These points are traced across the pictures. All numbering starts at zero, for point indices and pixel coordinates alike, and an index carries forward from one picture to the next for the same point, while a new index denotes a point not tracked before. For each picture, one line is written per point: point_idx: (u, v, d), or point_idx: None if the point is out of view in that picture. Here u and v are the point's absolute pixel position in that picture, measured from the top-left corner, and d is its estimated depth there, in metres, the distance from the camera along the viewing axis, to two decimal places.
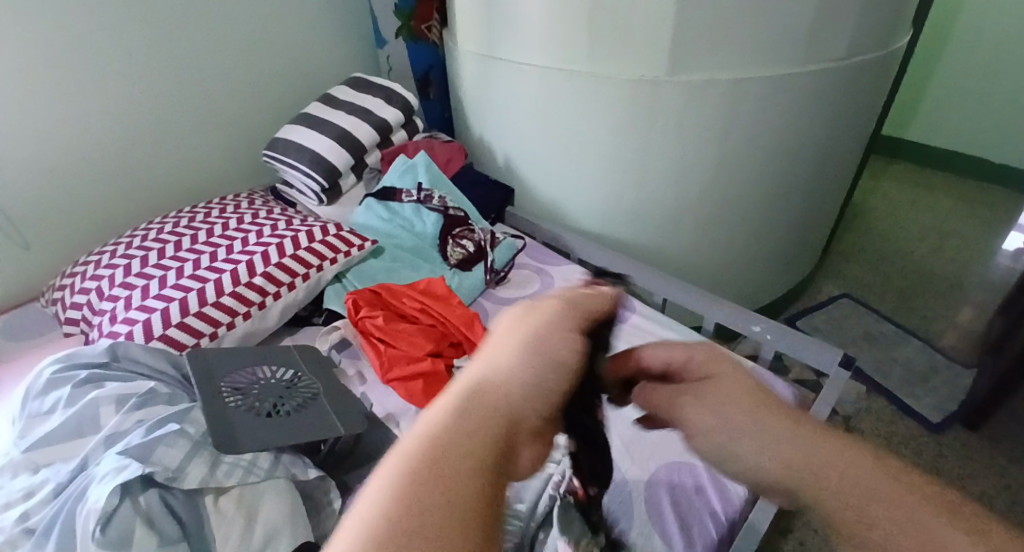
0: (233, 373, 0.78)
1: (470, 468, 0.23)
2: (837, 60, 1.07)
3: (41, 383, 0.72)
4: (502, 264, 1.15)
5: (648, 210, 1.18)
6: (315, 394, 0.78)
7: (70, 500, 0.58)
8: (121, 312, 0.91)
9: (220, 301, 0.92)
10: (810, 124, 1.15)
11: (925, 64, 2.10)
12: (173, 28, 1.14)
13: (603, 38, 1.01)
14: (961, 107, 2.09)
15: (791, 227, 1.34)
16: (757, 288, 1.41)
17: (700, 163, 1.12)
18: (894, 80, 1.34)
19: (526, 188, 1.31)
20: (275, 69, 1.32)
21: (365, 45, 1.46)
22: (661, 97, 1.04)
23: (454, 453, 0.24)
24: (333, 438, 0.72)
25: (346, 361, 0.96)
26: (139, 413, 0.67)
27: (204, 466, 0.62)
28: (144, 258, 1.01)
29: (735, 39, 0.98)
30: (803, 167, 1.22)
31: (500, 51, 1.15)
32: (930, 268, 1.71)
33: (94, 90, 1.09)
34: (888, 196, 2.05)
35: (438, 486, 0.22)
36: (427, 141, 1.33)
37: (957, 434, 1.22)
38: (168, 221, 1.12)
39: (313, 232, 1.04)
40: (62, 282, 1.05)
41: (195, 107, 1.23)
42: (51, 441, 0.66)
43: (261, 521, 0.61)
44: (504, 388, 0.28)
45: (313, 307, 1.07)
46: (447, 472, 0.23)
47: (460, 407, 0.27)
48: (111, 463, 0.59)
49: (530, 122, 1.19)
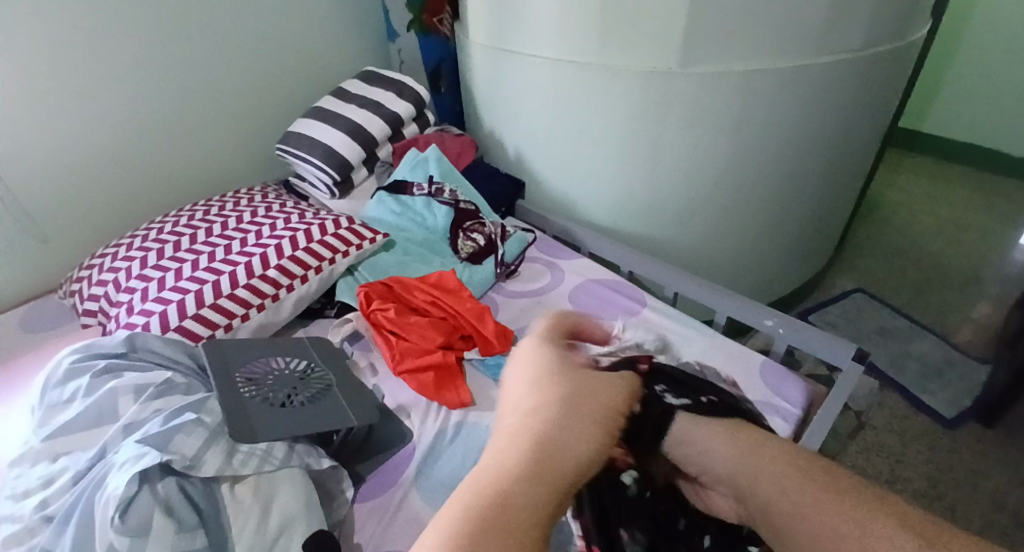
0: (248, 363, 0.79)
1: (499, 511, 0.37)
2: (854, 50, 1.06)
3: (61, 373, 0.74)
4: (512, 258, 1.15)
5: (660, 203, 1.18)
6: (328, 385, 0.79)
7: (90, 487, 0.59)
8: (138, 304, 0.92)
9: (234, 294, 0.93)
10: (826, 116, 1.13)
11: (944, 54, 2.05)
12: (187, 22, 1.15)
13: (616, 29, 1.00)
14: (980, 98, 2.05)
15: (805, 220, 1.32)
16: (769, 282, 1.40)
17: (713, 155, 1.11)
18: (911, 71, 1.32)
19: (537, 181, 1.30)
20: (287, 63, 1.33)
21: (376, 38, 1.46)
22: (674, 89, 1.03)
23: (510, 471, 0.29)
24: (347, 429, 0.73)
25: (358, 353, 0.96)
26: (156, 403, 0.68)
27: (220, 455, 0.63)
28: (159, 251, 1.03)
29: (750, 30, 0.96)
30: (818, 159, 1.21)
31: (511, 43, 1.15)
32: (947, 262, 1.69)
33: (111, 85, 1.10)
34: (904, 189, 2.01)
35: (505, 505, 0.27)
36: (438, 135, 1.33)
37: (973, 430, 1.21)
38: (183, 215, 1.14)
39: (325, 225, 1.05)
40: (80, 274, 1.07)
41: (208, 101, 1.24)
42: (71, 429, 0.67)
43: (276, 509, 0.63)
44: (568, 451, 0.31)
45: (325, 300, 1.08)
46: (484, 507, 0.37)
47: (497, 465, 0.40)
48: (130, 451, 0.60)
49: (541, 115, 1.19)
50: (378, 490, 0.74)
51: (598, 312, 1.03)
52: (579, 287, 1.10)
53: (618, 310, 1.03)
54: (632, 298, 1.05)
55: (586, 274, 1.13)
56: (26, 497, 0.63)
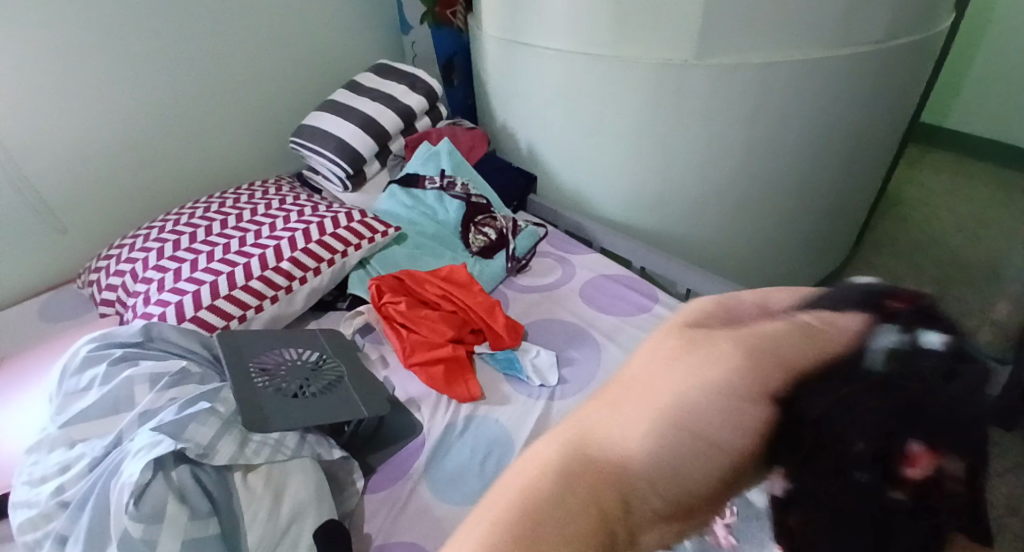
0: (261, 354, 0.80)
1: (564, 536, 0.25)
2: (875, 43, 1.04)
3: (79, 361, 0.75)
4: (523, 252, 1.15)
5: (674, 198, 1.17)
6: (339, 376, 0.80)
7: (107, 472, 0.60)
8: (154, 295, 0.93)
9: (249, 285, 0.94)
10: (844, 110, 1.11)
11: (967, 48, 2.00)
12: (203, 16, 1.16)
13: (631, 20, 0.99)
14: (1005, 92, 2.00)
15: (821, 216, 1.30)
16: (784, 279, 1.38)
17: (728, 150, 1.09)
18: (932, 65, 1.29)
19: (549, 175, 1.30)
20: (301, 56, 1.34)
21: (389, 31, 1.46)
22: (689, 82, 1.02)
23: (538, 518, 0.26)
24: (358, 420, 0.73)
25: (369, 346, 0.97)
26: (172, 392, 0.69)
27: (233, 443, 0.64)
28: (175, 242, 1.04)
29: (766, 22, 0.95)
30: (835, 154, 1.19)
31: (524, 36, 1.14)
32: (967, 260, 1.65)
33: (129, 79, 1.12)
34: (924, 186, 1.97)
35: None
36: (450, 128, 1.32)
37: None
38: (198, 207, 1.15)
39: (338, 218, 1.05)
40: (97, 265, 1.09)
41: (223, 93, 1.25)
42: (88, 416, 0.68)
43: (287, 498, 0.63)
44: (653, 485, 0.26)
45: (338, 292, 1.09)
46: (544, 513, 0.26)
47: (568, 476, 0.27)
48: (145, 438, 0.61)
49: (554, 108, 1.18)
50: (389, 481, 0.75)
51: (609, 308, 1.03)
52: (589, 282, 1.10)
53: (630, 305, 1.03)
54: (644, 293, 1.04)
55: (598, 270, 1.12)
56: (41, 482, 0.65)
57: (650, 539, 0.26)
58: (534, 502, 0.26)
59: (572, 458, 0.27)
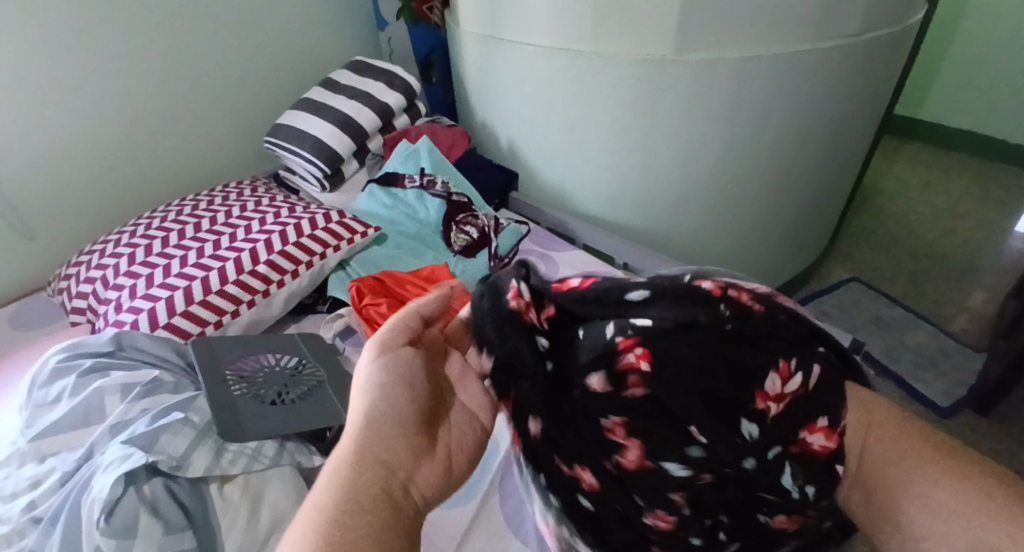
0: (238, 360, 0.78)
1: (366, 498, 0.37)
2: (852, 36, 1.04)
3: (47, 372, 0.73)
4: (506, 250, 1.14)
5: (655, 193, 1.17)
6: (319, 381, 0.78)
7: (77, 487, 0.58)
8: (126, 301, 0.91)
9: (224, 289, 0.92)
10: (822, 105, 1.12)
11: (940, 41, 2.04)
12: (173, 14, 1.12)
13: (609, 15, 0.98)
14: (976, 84, 2.04)
15: (801, 209, 1.31)
16: (765, 272, 1.39)
17: (708, 145, 1.10)
18: (908, 58, 1.31)
19: (530, 172, 1.29)
20: (276, 54, 1.31)
21: (366, 27, 1.44)
22: (668, 77, 1.01)
23: (345, 521, 0.35)
24: (339, 426, 0.72)
25: (350, 348, 0.96)
26: (145, 402, 0.67)
27: (209, 454, 0.63)
28: (147, 247, 1.01)
29: (744, 17, 0.95)
30: (814, 148, 1.20)
31: (502, 32, 1.13)
32: (942, 250, 1.69)
33: (96, 80, 1.08)
34: (900, 177, 2.01)
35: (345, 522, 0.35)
36: (430, 126, 1.31)
37: (966, 418, 1.21)
38: (171, 210, 1.12)
39: (316, 219, 1.03)
40: (67, 271, 1.05)
41: (196, 92, 1.22)
42: (58, 429, 0.66)
43: (265, 507, 0.62)
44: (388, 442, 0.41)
45: (317, 295, 1.07)
46: (347, 505, 0.36)
47: (348, 485, 0.37)
48: (116, 451, 0.59)
49: (533, 105, 1.17)
50: None
51: None
52: None
53: None
54: None
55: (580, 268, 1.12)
56: (12, 499, 0.63)
57: (419, 470, 0.41)
58: (330, 505, 0.36)
59: (356, 470, 0.38)
